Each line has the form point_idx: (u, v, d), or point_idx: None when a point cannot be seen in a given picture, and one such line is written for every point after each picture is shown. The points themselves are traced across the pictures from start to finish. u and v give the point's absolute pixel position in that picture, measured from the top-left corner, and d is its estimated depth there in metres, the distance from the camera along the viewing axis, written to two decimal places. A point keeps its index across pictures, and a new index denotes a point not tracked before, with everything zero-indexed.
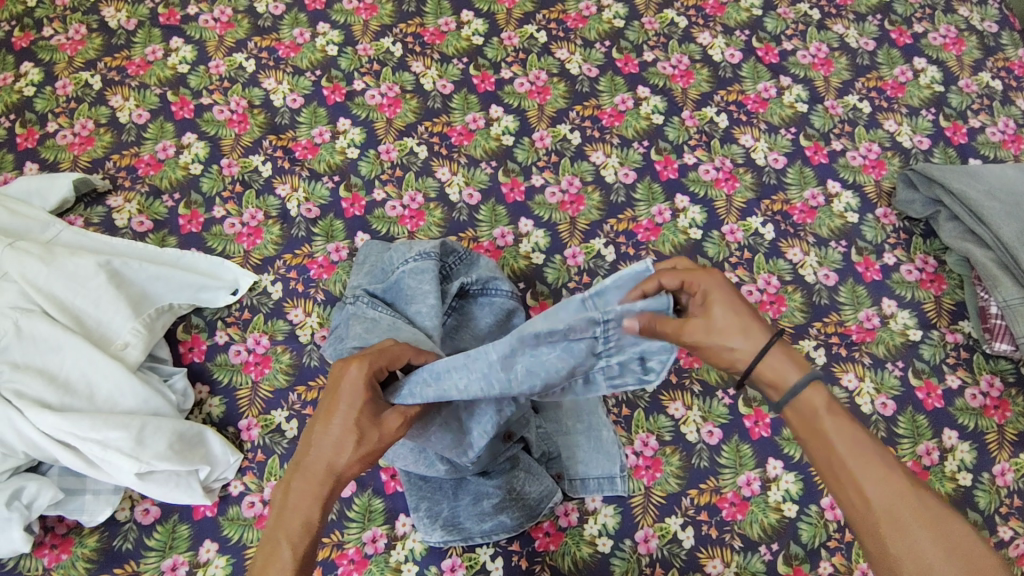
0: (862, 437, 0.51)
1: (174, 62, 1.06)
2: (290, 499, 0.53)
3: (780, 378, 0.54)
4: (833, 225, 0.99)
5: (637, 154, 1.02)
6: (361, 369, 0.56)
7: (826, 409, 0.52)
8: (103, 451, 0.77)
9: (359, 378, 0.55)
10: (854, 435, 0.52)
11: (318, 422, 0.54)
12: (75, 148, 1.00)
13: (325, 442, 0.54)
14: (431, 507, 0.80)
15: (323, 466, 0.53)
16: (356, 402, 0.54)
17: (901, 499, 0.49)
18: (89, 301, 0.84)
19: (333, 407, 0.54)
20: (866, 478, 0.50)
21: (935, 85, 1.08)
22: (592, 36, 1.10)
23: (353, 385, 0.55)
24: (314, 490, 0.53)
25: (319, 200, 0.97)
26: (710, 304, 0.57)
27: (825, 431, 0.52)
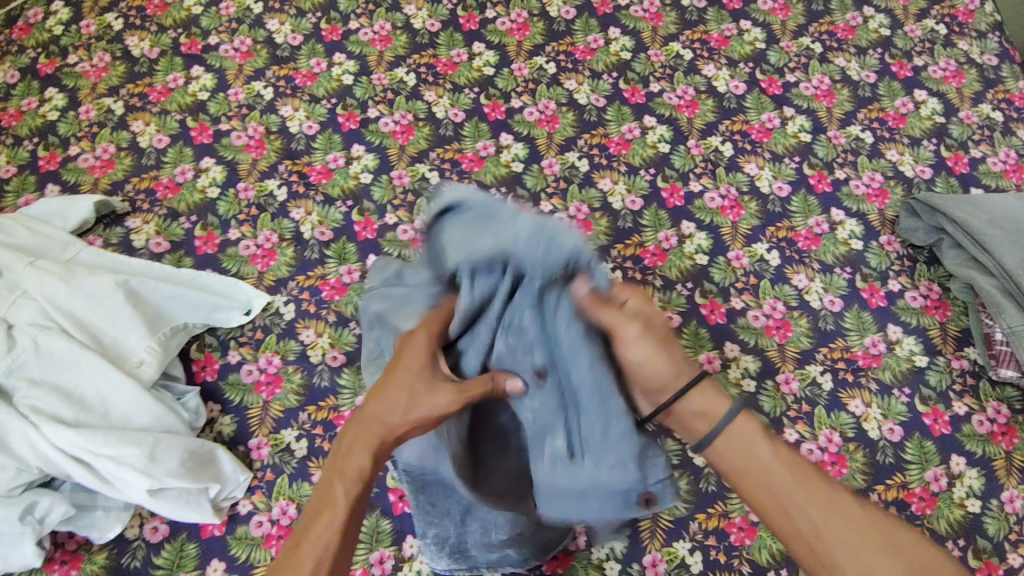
0: (793, 459, 0.58)
1: (195, 89, 1.09)
2: (348, 445, 0.61)
3: (713, 409, 0.61)
4: (837, 252, 1.01)
5: (644, 181, 1.04)
6: (425, 337, 0.64)
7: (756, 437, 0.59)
8: (116, 467, 0.78)
9: (422, 341, 0.64)
10: (787, 458, 0.59)
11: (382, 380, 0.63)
12: (96, 171, 1.02)
13: (383, 402, 0.61)
14: (439, 534, 0.79)
15: (380, 423, 0.61)
16: (417, 358, 0.63)
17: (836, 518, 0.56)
18: (107, 319, 0.86)
19: (396, 363, 0.63)
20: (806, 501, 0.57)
21: (936, 117, 1.10)
22: (600, 68, 1.13)
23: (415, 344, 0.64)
24: (367, 442, 0.60)
25: (332, 223, 0.99)
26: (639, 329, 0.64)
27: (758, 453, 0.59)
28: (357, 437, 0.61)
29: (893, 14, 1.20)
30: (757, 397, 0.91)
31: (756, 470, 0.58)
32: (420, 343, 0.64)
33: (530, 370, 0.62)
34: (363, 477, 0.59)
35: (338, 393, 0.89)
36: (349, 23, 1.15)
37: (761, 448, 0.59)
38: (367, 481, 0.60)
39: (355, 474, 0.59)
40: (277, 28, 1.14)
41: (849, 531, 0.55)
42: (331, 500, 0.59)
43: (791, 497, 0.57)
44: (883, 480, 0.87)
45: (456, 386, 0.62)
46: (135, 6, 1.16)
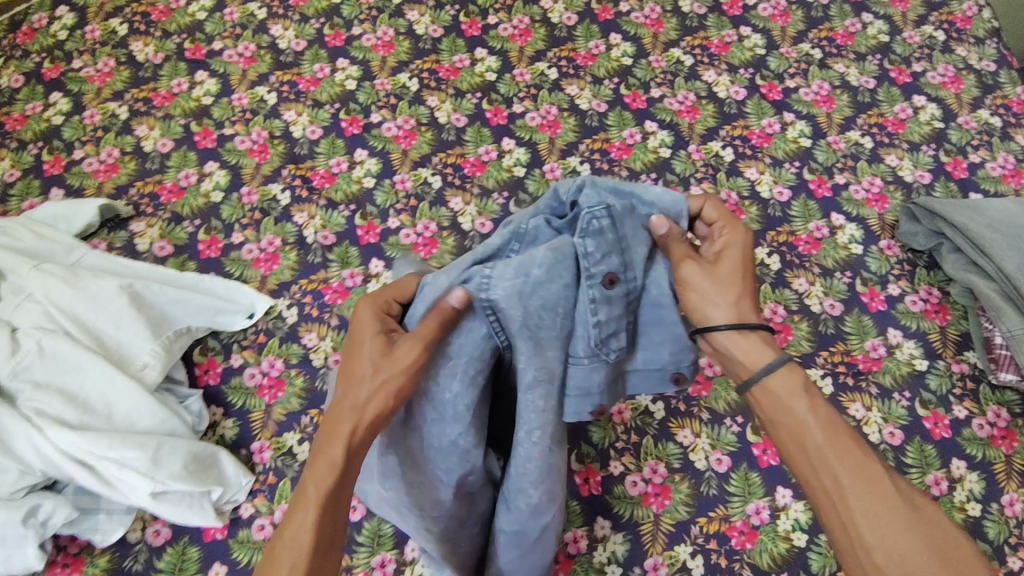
0: (836, 421, 0.58)
1: (199, 94, 1.10)
2: (318, 438, 0.59)
3: (755, 358, 0.61)
4: (837, 256, 1.01)
5: (645, 186, 1.05)
6: (369, 307, 0.65)
7: (799, 393, 0.59)
8: (119, 469, 0.78)
9: (368, 312, 0.65)
10: (828, 419, 0.58)
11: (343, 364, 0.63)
12: (100, 175, 1.03)
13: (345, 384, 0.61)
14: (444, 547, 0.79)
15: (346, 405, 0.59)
16: (368, 331, 0.63)
17: (868, 483, 0.54)
18: (110, 322, 0.86)
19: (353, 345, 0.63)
20: (837, 462, 0.55)
21: (935, 122, 1.11)
22: (601, 73, 1.14)
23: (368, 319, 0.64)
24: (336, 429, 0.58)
25: (335, 227, 1.00)
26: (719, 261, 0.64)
27: (796, 407, 0.58)
28: (328, 431, 0.59)
29: (892, 20, 1.20)
30: None
31: (791, 427, 0.58)
32: (366, 316, 0.64)
33: (606, 274, 0.60)
34: (338, 463, 0.57)
35: None
36: (352, 29, 1.16)
37: (800, 404, 0.58)
38: (343, 469, 0.57)
39: (326, 469, 0.57)
40: (280, 34, 1.15)
41: (875, 497, 0.54)
42: (306, 495, 0.56)
43: (823, 454, 0.56)
44: None
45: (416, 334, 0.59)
46: (140, 11, 1.17)
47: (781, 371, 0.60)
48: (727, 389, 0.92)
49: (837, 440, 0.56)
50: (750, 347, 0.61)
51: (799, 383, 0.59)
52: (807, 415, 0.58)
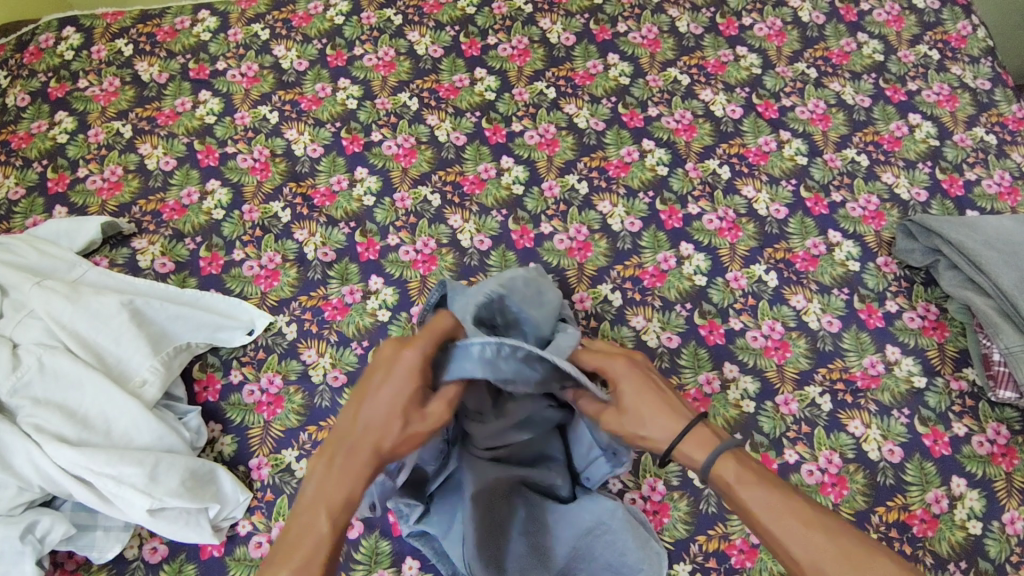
0: (772, 497, 0.63)
1: (202, 113, 1.11)
2: (335, 468, 0.64)
3: (691, 460, 0.69)
4: (835, 273, 1.02)
5: (643, 204, 1.06)
6: (415, 354, 0.70)
7: (735, 482, 0.66)
8: (117, 486, 0.78)
9: (413, 361, 0.69)
10: (763, 499, 0.63)
11: (369, 398, 0.68)
12: (104, 193, 1.04)
13: (372, 419, 0.67)
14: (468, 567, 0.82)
15: (372, 444, 0.65)
16: (405, 380, 0.68)
17: (814, 547, 0.59)
18: (111, 338, 0.87)
19: (381, 386, 0.68)
20: (781, 534, 0.61)
21: (930, 140, 1.12)
22: (599, 92, 1.15)
23: (399, 359, 0.70)
24: (360, 465, 0.65)
25: (335, 244, 1.01)
26: (620, 388, 0.76)
27: (738, 498, 0.65)
28: (353, 451, 0.65)
29: (887, 40, 1.22)
30: (757, 418, 0.92)
31: (743, 514, 0.65)
32: (404, 365, 0.69)
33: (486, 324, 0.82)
34: (355, 495, 0.63)
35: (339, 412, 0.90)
36: (353, 49, 1.18)
37: (742, 491, 0.65)
38: (354, 496, 0.63)
39: (348, 496, 0.63)
40: (283, 54, 1.17)
41: (825, 556, 0.59)
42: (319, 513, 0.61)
43: (776, 531, 0.62)
44: (884, 502, 0.87)
45: (445, 398, 0.71)
46: (145, 32, 1.19)
47: (717, 464, 0.67)
48: (726, 406, 0.92)
49: (778, 517, 0.62)
50: (692, 442, 0.69)
51: (733, 471, 0.66)
52: (763, 503, 0.63)
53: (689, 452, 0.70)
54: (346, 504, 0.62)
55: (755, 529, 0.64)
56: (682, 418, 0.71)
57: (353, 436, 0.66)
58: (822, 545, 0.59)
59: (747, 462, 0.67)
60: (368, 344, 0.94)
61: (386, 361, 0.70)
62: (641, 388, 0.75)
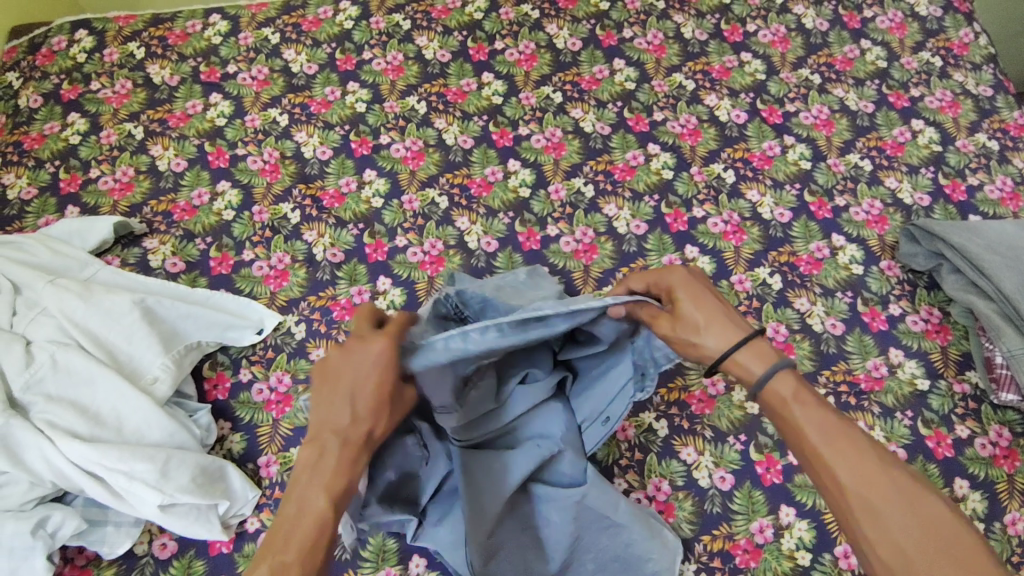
0: (830, 422, 0.63)
1: (212, 115, 1.12)
2: (324, 464, 0.62)
3: (750, 374, 0.68)
4: (838, 277, 1.03)
5: (648, 208, 1.07)
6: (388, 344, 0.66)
7: (794, 400, 0.65)
8: (128, 482, 0.79)
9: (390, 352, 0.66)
10: (823, 422, 0.63)
11: (349, 392, 0.64)
12: (115, 194, 1.05)
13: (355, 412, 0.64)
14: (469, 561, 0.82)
15: (360, 437, 0.64)
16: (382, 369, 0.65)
17: (866, 477, 0.60)
18: (123, 336, 0.88)
19: (359, 379, 0.64)
20: (834, 461, 0.61)
21: (933, 145, 1.13)
22: (605, 97, 1.17)
23: (366, 344, 0.65)
24: (349, 457, 0.63)
25: (344, 245, 1.02)
26: (680, 304, 0.72)
27: (794, 417, 0.65)
28: (339, 447, 0.63)
29: (890, 46, 1.23)
30: (761, 419, 0.93)
31: (795, 436, 0.64)
32: (381, 356, 0.65)
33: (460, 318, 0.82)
34: (349, 487, 0.63)
35: None
36: (362, 53, 1.19)
37: (799, 410, 0.64)
38: (349, 487, 0.63)
39: (343, 488, 0.62)
40: (293, 58, 1.18)
41: (874, 486, 0.59)
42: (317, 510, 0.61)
43: (830, 456, 0.62)
44: None
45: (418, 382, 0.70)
46: (157, 35, 1.20)
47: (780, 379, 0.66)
48: (731, 407, 0.93)
49: (835, 444, 0.62)
50: (756, 356, 0.68)
51: (792, 388, 0.66)
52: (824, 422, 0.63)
53: (749, 365, 0.68)
54: (344, 495, 0.63)
55: (806, 453, 0.63)
56: (741, 330, 0.69)
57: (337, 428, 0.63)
58: (874, 475, 0.60)
59: (806, 385, 0.67)
60: None
61: (352, 346, 0.66)
62: (702, 303, 0.72)
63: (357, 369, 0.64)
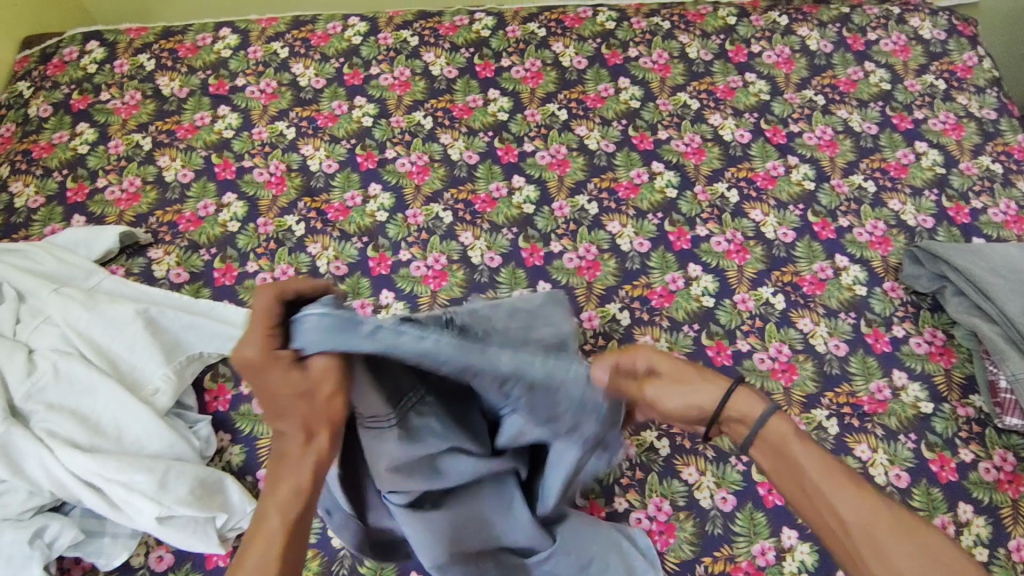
0: (826, 459, 0.64)
1: (220, 128, 1.13)
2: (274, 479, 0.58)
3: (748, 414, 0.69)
4: (842, 297, 1.02)
5: (652, 225, 1.07)
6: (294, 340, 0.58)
7: (791, 438, 0.66)
8: (127, 493, 0.78)
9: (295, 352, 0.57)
10: (818, 457, 0.65)
11: (273, 404, 0.57)
12: (122, 204, 1.06)
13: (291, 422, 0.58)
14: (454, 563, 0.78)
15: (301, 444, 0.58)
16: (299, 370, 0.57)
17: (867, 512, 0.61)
18: (125, 347, 0.88)
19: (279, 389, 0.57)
20: (832, 496, 0.62)
21: (936, 167, 1.13)
22: (610, 115, 1.17)
23: (272, 349, 0.57)
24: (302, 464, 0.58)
25: (348, 259, 1.02)
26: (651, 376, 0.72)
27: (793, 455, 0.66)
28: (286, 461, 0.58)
29: (894, 69, 1.24)
30: None
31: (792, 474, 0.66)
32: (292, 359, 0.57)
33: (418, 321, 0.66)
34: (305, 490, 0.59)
35: None
36: (370, 69, 1.20)
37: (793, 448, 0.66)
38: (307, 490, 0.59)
39: (298, 494, 0.59)
40: (301, 72, 1.19)
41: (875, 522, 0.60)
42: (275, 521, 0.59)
43: (824, 490, 0.63)
44: None
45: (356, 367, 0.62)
46: (167, 48, 1.22)
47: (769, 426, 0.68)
48: None
49: (831, 479, 0.63)
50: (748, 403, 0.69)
51: (789, 426, 0.67)
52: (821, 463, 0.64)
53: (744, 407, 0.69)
54: (299, 499, 0.59)
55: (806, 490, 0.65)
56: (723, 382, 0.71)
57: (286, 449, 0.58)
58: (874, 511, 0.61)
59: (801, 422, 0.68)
60: None
61: (254, 364, 0.57)
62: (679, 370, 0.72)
63: (273, 385, 0.56)
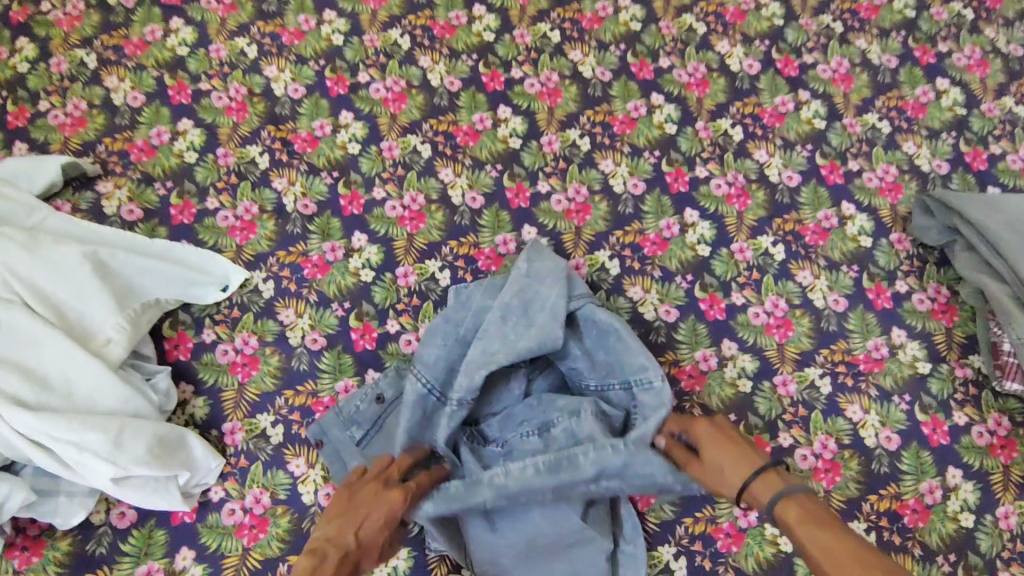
0: (819, 518, 0.63)
1: (173, 43, 1.01)
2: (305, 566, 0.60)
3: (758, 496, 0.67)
4: (845, 249, 0.96)
5: (648, 164, 0.99)
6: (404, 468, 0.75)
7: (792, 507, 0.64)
8: (78, 453, 0.73)
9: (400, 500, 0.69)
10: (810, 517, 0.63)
11: (361, 511, 0.67)
12: (67, 130, 0.96)
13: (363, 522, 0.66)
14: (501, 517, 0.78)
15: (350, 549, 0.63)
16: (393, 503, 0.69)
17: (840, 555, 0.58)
18: (72, 293, 0.81)
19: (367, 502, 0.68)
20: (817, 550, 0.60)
21: (957, 108, 1.05)
22: (607, 38, 1.06)
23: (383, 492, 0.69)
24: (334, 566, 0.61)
25: (317, 196, 0.94)
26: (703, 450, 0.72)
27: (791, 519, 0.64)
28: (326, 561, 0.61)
29: None
30: (753, 398, 0.89)
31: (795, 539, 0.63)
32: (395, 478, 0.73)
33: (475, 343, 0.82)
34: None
35: (318, 376, 0.86)
36: None
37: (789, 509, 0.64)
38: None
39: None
40: None
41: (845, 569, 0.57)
42: None
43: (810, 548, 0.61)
44: (877, 490, 0.86)
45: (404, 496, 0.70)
46: None
47: (761, 477, 0.67)
48: (722, 384, 0.89)
49: (815, 536, 0.61)
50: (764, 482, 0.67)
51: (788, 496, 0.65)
52: (791, 517, 0.64)
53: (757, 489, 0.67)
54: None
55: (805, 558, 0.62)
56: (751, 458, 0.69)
57: (337, 547, 0.63)
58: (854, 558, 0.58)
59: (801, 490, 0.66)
60: (350, 306, 0.89)
61: (370, 484, 0.71)
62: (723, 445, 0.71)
63: (366, 502, 0.68)
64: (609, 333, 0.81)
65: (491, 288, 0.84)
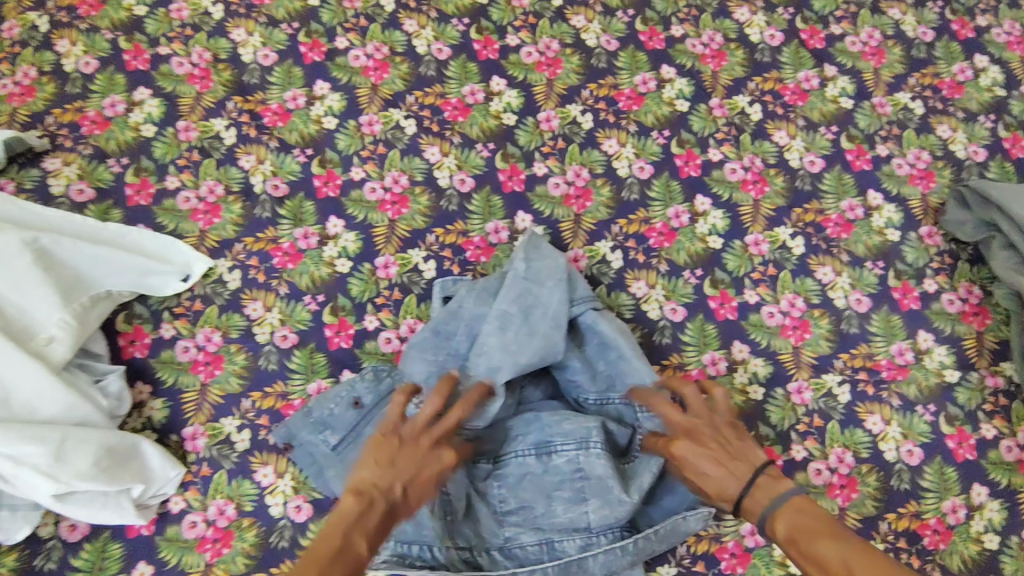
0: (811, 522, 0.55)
1: (132, 3, 0.91)
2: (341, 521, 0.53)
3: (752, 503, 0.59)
4: (870, 242, 0.88)
5: (656, 145, 0.90)
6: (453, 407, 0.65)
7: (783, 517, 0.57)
8: (15, 468, 0.66)
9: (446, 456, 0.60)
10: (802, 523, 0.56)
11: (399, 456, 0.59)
12: (11, 98, 0.86)
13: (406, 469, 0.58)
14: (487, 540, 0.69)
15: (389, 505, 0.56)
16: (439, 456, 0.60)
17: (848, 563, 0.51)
18: (9, 285, 0.72)
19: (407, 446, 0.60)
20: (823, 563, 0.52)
21: (996, 88, 0.96)
22: (614, 3, 0.96)
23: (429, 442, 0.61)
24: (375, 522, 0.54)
25: (288, 175, 0.85)
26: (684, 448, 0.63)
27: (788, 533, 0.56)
28: (364, 512, 0.54)
29: None
30: (765, 406, 0.81)
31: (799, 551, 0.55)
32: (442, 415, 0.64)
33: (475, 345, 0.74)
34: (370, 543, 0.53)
35: (287, 377, 0.78)
36: None
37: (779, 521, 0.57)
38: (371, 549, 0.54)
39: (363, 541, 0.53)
40: None
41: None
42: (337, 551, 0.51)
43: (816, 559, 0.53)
44: (896, 507, 0.78)
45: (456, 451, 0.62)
46: None
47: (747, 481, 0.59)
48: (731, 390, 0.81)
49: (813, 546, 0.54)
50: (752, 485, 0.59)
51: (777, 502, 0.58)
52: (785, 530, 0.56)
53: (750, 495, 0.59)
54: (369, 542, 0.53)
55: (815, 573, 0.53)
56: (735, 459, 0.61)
57: (385, 495, 0.56)
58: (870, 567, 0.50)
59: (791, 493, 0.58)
60: (324, 300, 0.81)
61: (421, 438, 0.61)
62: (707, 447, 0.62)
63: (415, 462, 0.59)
64: (611, 347, 0.75)
65: (485, 293, 0.76)
